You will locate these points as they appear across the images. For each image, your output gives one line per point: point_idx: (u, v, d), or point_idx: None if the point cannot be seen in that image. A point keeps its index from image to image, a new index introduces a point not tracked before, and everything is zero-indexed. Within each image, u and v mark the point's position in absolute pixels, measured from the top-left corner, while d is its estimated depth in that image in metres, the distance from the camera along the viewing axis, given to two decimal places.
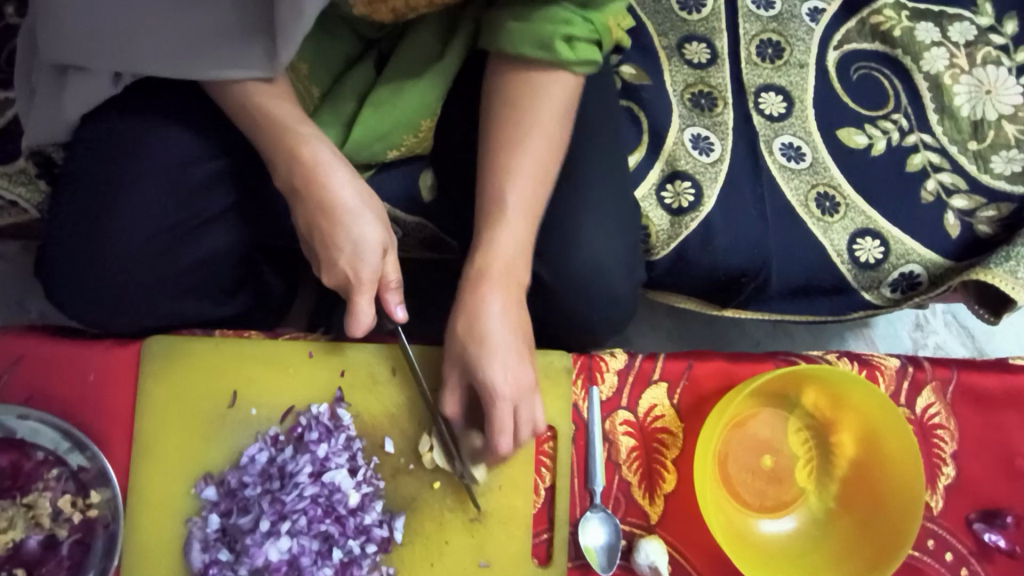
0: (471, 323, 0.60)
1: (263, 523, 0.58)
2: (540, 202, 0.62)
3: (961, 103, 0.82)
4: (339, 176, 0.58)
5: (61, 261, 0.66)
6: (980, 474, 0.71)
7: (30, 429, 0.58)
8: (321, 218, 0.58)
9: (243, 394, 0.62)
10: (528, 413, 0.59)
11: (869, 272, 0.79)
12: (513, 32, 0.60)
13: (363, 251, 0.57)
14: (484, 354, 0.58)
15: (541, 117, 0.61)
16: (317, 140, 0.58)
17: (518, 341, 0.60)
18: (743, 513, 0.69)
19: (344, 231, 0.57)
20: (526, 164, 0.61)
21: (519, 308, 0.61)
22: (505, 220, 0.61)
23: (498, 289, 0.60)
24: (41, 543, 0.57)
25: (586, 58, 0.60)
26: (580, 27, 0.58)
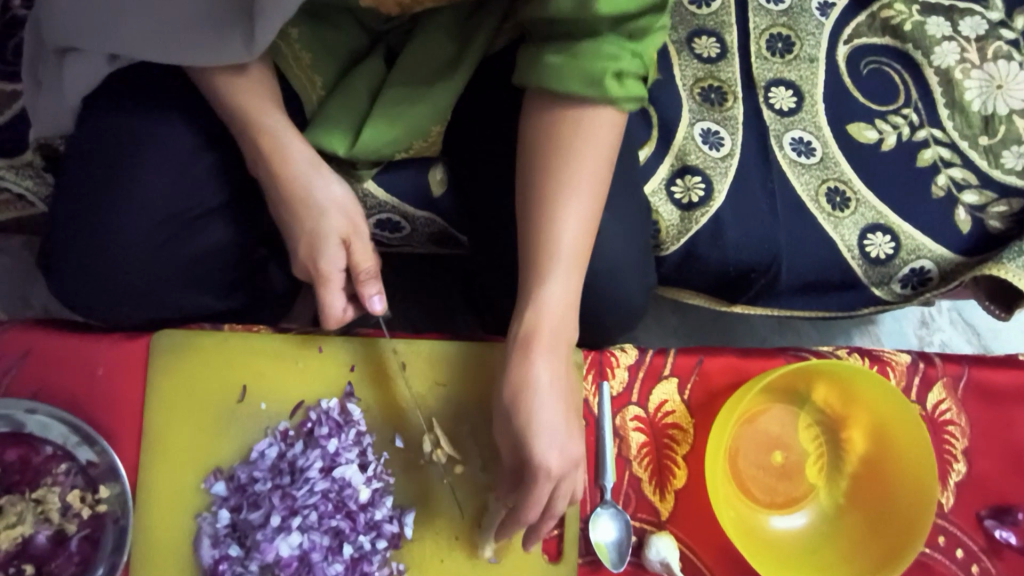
0: (520, 388, 0.56)
1: (274, 519, 0.57)
2: (586, 255, 0.58)
3: (972, 97, 0.82)
4: (301, 169, 0.59)
5: (66, 254, 0.65)
6: (991, 470, 0.70)
7: (39, 423, 0.57)
8: (286, 212, 0.60)
9: (253, 388, 0.62)
10: (569, 486, 0.56)
11: (879, 267, 0.78)
12: (556, 68, 0.56)
13: (322, 240, 0.58)
14: (530, 424, 0.55)
15: (587, 165, 0.57)
16: (283, 130, 0.60)
17: (568, 413, 0.56)
18: (754, 510, 0.69)
19: (307, 222, 0.59)
20: (578, 217, 0.57)
21: (568, 374, 0.57)
22: (551, 273, 0.57)
23: (545, 354, 0.56)
24: (51, 538, 0.57)
25: (633, 94, 0.56)
26: (629, 62, 0.55)
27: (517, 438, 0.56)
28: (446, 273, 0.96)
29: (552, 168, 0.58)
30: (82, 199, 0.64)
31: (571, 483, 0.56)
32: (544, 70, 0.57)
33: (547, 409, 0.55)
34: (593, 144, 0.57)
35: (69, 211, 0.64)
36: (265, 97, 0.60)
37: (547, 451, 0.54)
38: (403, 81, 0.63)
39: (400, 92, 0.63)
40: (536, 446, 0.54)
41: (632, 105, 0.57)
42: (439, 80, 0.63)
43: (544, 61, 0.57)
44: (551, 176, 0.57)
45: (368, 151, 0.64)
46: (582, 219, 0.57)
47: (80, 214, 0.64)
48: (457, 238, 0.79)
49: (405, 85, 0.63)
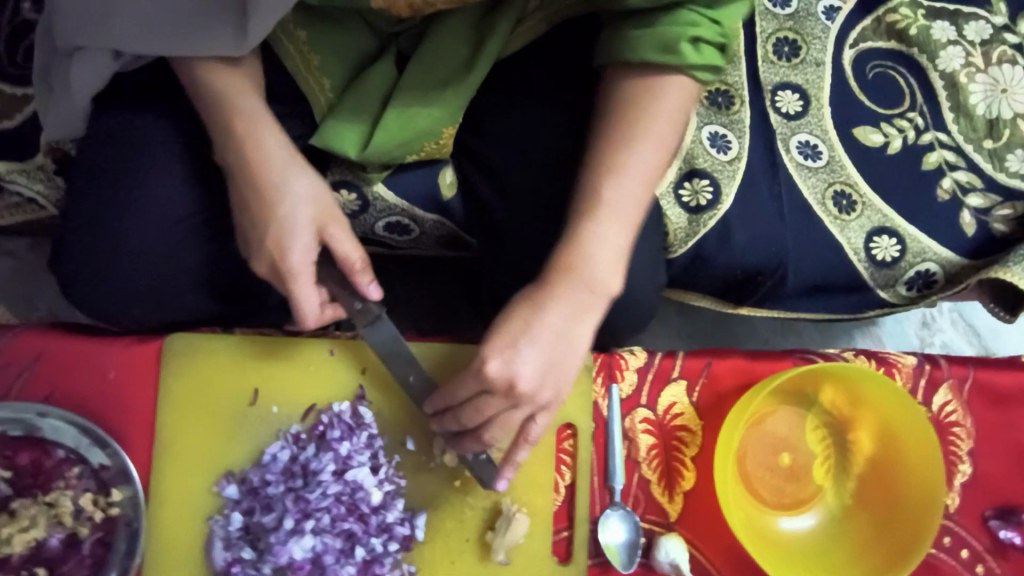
0: (525, 305, 0.56)
1: (287, 521, 0.58)
2: (637, 211, 0.57)
3: (976, 101, 0.82)
4: (277, 161, 0.57)
5: (75, 258, 0.65)
6: (996, 471, 0.71)
7: (50, 426, 0.57)
8: (255, 206, 0.57)
9: (264, 391, 0.62)
10: (516, 416, 0.57)
11: (885, 270, 0.79)
12: (634, 38, 0.57)
13: (292, 232, 0.56)
14: (519, 335, 0.55)
15: (658, 126, 0.57)
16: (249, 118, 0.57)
17: (565, 348, 0.56)
18: (762, 511, 0.69)
19: (273, 216, 0.56)
20: (630, 163, 0.57)
21: (586, 321, 0.56)
22: (593, 214, 0.56)
23: (570, 289, 0.56)
24: (63, 541, 0.57)
25: (708, 62, 0.56)
26: (707, 27, 0.56)
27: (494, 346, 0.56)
28: (451, 275, 0.96)
29: (629, 115, 0.57)
30: (92, 202, 0.64)
31: (514, 416, 0.56)
32: (623, 39, 0.57)
33: (549, 330, 0.55)
34: (669, 109, 0.57)
35: (79, 214, 0.64)
36: (232, 83, 0.58)
37: (520, 363, 0.54)
38: (416, 82, 0.63)
39: (411, 96, 0.63)
40: (500, 350, 0.55)
41: (709, 74, 0.57)
42: (451, 84, 0.63)
43: (624, 36, 0.57)
44: (625, 121, 0.57)
45: (378, 156, 0.65)
46: (641, 176, 0.57)
47: (90, 217, 0.64)
48: (465, 240, 0.79)
49: (417, 89, 0.63)
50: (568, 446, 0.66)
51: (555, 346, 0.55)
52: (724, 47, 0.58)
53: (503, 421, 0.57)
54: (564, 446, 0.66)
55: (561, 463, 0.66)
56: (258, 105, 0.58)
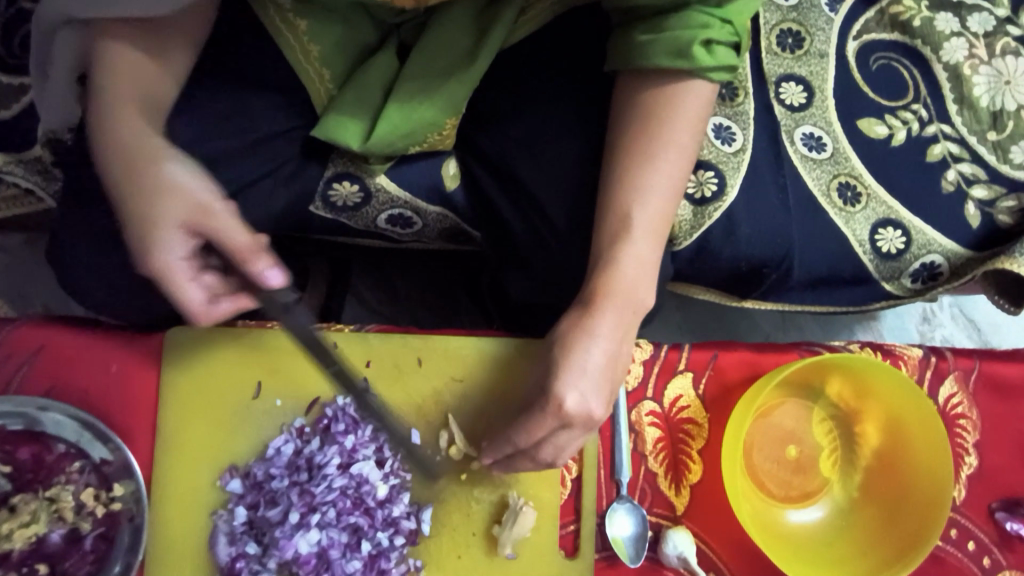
0: (571, 332, 0.56)
1: (292, 516, 0.57)
2: (667, 227, 0.58)
3: (980, 93, 0.82)
4: (156, 156, 0.55)
5: (71, 251, 0.64)
6: (1002, 463, 0.71)
7: (51, 421, 0.56)
8: (140, 204, 0.54)
9: (267, 384, 0.61)
10: (568, 440, 0.56)
11: (890, 262, 0.79)
12: (647, 44, 0.56)
13: (161, 230, 0.54)
14: (571, 365, 0.55)
15: (680, 138, 0.57)
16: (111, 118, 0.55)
17: (614, 369, 0.56)
18: (769, 504, 0.69)
19: (139, 215, 0.54)
20: (656, 181, 0.57)
21: (628, 339, 0.57)
22: (629, 236, 0.56)
23: (611, 311, 0.55)
24: (65, 537, 0.56)
25: (724, 63, 0.56)
26: (720, 28, 0.55)
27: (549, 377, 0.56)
28: (452, 270, 0.96)
29: (650, 130, 0.57)
30: (91, 193, 0.63)
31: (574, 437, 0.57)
32: (635, 47, 0.57)
33: (597, 356, 0.55)
34: (688, 119, 0.57)
35: (77, 205, 0.63)
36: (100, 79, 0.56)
37: (574, 391, 0.54)
38: (419, 73, 0.63)
39: (415, 87, 0.62)
40: (564, 383, 0.54)
41: (724, 74, 0.57)
42: (455, 73, 0.62)
43: (635, 41, 0.57)
44: (648, 137, 0.57)
45: (382, 147, 0.64)
46: (667, 192, 0.57)
47: (88, 209, 0.63)
48: (468, 233, 0.79)
49: (421, 79, 0.63)
50: None
51: (603, 369, 0.55)
52: (738, 46, 0.57)
53: (554, 444, 0.56)
54: None
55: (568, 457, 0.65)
56: (116, 97, 0.55)
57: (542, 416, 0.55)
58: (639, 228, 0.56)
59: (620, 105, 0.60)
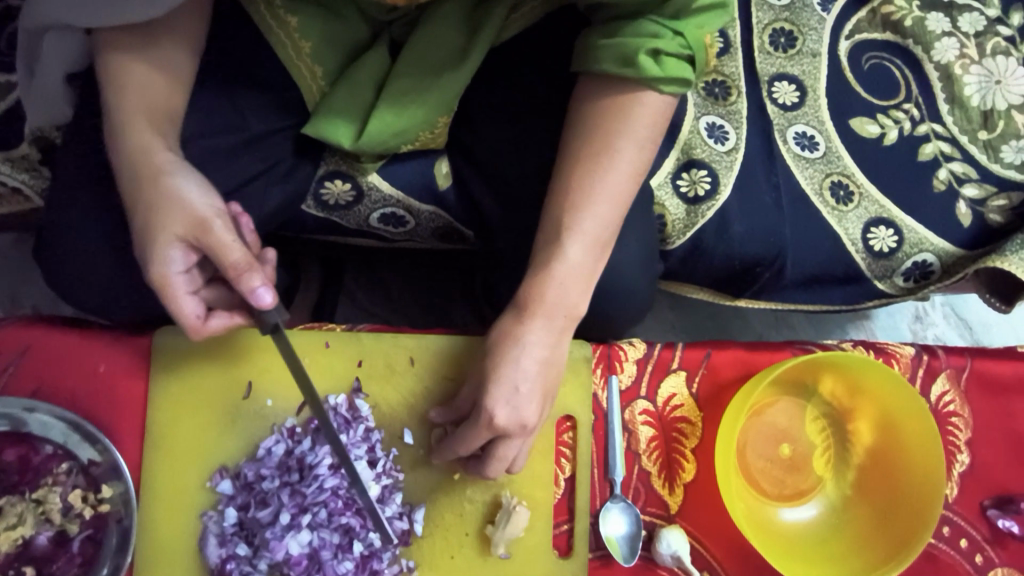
0: (503, 338, 0.57)
1: (284, 516, 0.57)
2: (603, 237, 0.57)
3: (971, 93, 0.82)
4: (162, 166, 0.55)
5: (58, 250, 0.63)
6: (993, 460, 0.71)
7: (38, 422, 0.56)
8: (143, 213, 0.55)
9: (258, 384, 0.61)
10: (507, 450, 0.57)
11: (882, 261, 0.79)
12: (599, 49, 0.56)
13: (158, 244, 0.54)
14: (501, 374, 0.55)
15: (621, 144, 0.56)
16: (118, 131, 0.56)
17: (542, 377, 0.56)
18: (762, 502, 0.69)
19: (142, 227, 0.55)
20: (596, 191, 0.56)
21: (557, 345, 0.57)
22: (562, 242, 0.56)
23: (538, 320, 0.56)
24: (52, 539, 0.55)
25: (674, 75, 0.55)
26: (670, 40, 0.54)
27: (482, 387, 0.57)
28: (446, 270, 0.96)
29: (592, 134, 0.57)
30: (79, 191, 0.62)
31: (512, 450, 0.57)
32: (591, 50, 0.57)
33: (527, 364, 0.56)
34: (636, 128, 0.56)
35: (65, 203, 0.63)
36: (109, 91, 0.56)
37: (502, 402, 0.55)
38: (411, 69, 0.62)
39: (408, 84, 0.62)
40: (493, 395, 0.55)
41: (675, 86, 0.56)
42: (447, 69, 0.62)
43: (592, 44, 0.57)
44: (592, 142, 0.57)
45: (374, 146, 0.64)
46: (608, 199, 0.56)
47: (75, 207, 0.62)
48: (461, 233, 0.79)
49: (413, 77, 0.62)
50: (568, 438, 0.66)
51: (533, 379, 0.56)
52: (692, 59, 0.56)
53: (497, 455, 0.57)
54: (563, 438, 0.66)
55: (561, 455, 0.65)
56: (129, 110, 0.56)
57: (472, 429, 0.56)
58: (574, 239, 0.56)
59: (574, 108, 0.59)
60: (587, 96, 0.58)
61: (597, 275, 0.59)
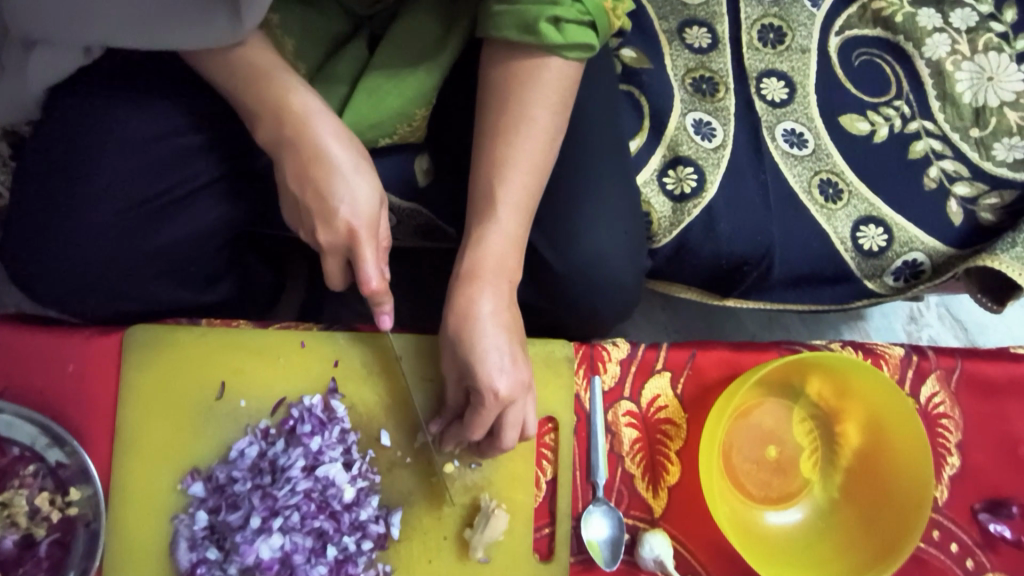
0: (462, 318, 0.56)
1: (254, 520, 0.55)
2: (530, 199, 0.59)
3: (962, 89, 0.81)
4: (329, 125, 0.55)
5: (31, 248, 0.62)
6: (984, 463, 0.70)
7: (4, 423, 0.55)
8: (306, 164, 0.55)
9: (232, 384, 0.60)
10: (519, 415, 0.57)
11: (872, 260, 0.78)
12: (498, 14, 0.56)
13: (361, 203, 0.54)
14: (480, 351, 0.55)
15: (535, 110, 0.58)
16: (307, 91, 0.56)
17: (511, 342, 0.57)
18: (747, 505, 0.68)
19: (337, 187, 0.54)
20: (518, 154, 0.58)
21: (511, 311, 0.58)
22: (494, 214, 0.58)
23: (488, 287, 0.57)
24: (18, 543, 0.54)
25: (576, 42, 0.56)
26: (568, 6, 0.54)
27: (464, 366, 0.56)
28: (433, 269, 0.94)
29: (504, 107, 0.58)
30: (49, 188, 0.61)
31: (518, 412, 0.57)
32: (489, 16, 0.57)
33: (497, 334, 0.56)
34: (545, 91, 0.57)
35: (35, 199, 0.61)
36: (276, 62, 0.56)
37: (496, 373, 0.55)
38: (390, 61, 0.61)
39: (383, 77, 0.61)
40: (484, 373, 0.55)
41: (578, 52, 0.57)
42: (424, 61, 0.61)
43: (489, 10, 0.57)
44: (505, 116, 0.58)
45: None
46: (529, 166, 0.58)
47: (47, 204, 0.61)
48: (444, 230, 0.77)
49: (392, 68, 0.61)
50: (549, 440, 0.64)
51: (509, 344, 0.56)
52: (594, 25, 0.56)
53: (510, 421, 0.56)
54: (546, 440, 0.64)
55: (542, 458, 0.64)
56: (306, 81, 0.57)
57: (477, 408, 0.56)
58: (504, 205, 0.58)
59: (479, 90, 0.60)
60: (485, 77, 0.59)
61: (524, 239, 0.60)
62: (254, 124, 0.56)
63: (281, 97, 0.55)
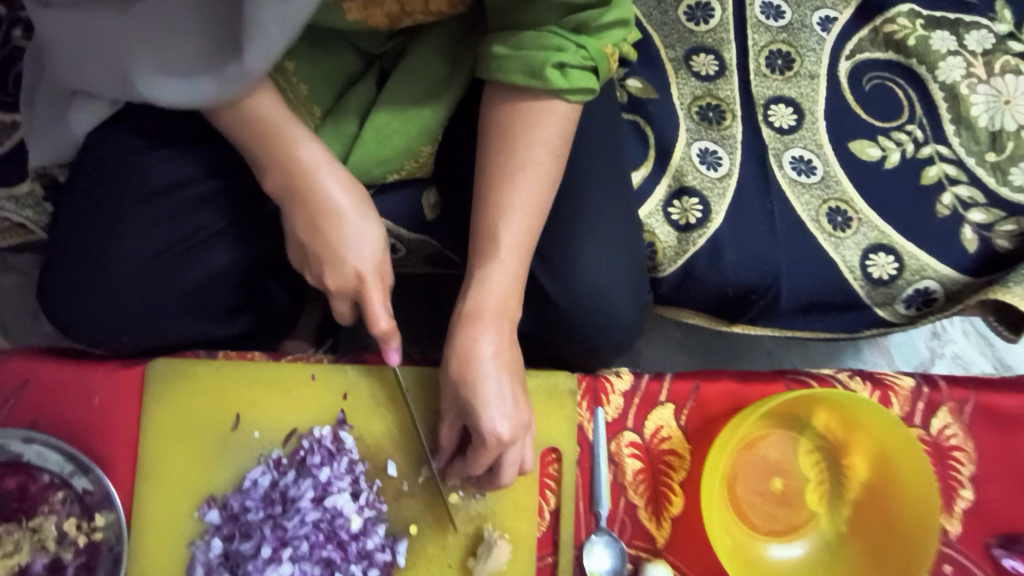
0: (465, 358, 0.58)
1: (265, 549, 0.58)
2: (531, 241, 0.60)
3: (978, 113, 0.80)
4: (330, 177, 0.58)
5: (64, 283, 0.66)
6: (1000, 498, 0.68)
7: (36, 452, 0.58)
8: (315, 219, 0.58)
9: (246, 416, 0.62)
10: (518, 455, 0.58)
11: (882, 288, 0.77)
12: (502, 58, 0.57)
13: (364, 254, 0.57)
14: (482, 391, 0.57)
15: (539, 156, 0.59)
16: (309, 140, 0.58)
17: (512, 383, 0.58)
18: (751, 537, 0.68)
19: (345, 239, 0.57)
20: (519, 199, 0.59)
21: (512, 350, 0.60)
22: (497, 257, 0.59)
23: (490, 329, 0.59)
24: (47, 566, 0.57)
25: (580, 86, 0.57)
26: (573, 52, 0.56)
27: (465, 406, 0.58)
28: (445, 290, 0.96)
29: (508, 150, 0.59)
30: (82, 226, 0.65)
31: (518, 451, 0.58)
32: (494, 60, 0.58)
33: (497, 376, 0.57)
34: (547, 138, 0.59)
35: (70, 236, 0.65)
36: (283, 113, 0.58)
37: (497, 415, 0.56)
38: (397, 99, 0.63)
39: (389, 116, 0.63)
40: (486, 413, 0.56)
41: (582, 96, 0.58)
42: (431, 99, 0.64)
43: (493, 54, 0.58)
44: (509, 159, 0.59)
45: (358, 176, 0.65)
46: (530, 210, 0.59)
47: (79, 241, 0.65)
48: (451, 259, 0.79)
49: (399, 105, 0.63)
50: (553, 470, 0.65)
51: (510, 385, 0.58)
52: (597, 70, 0.58)
53: (510, 460, 0.58)
54: (549, 470, 0.65)
55: (545, 488, 0.65)
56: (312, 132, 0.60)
57: (478, 449, 0.57)
58: (507, 248, 0.59)
59: (480, 129, 0.62)
60: (486, 119, 0.61)
61: (524, 278, 0.62)
62: (262, 174, 0.59)
63: (287, 149, 0.57)
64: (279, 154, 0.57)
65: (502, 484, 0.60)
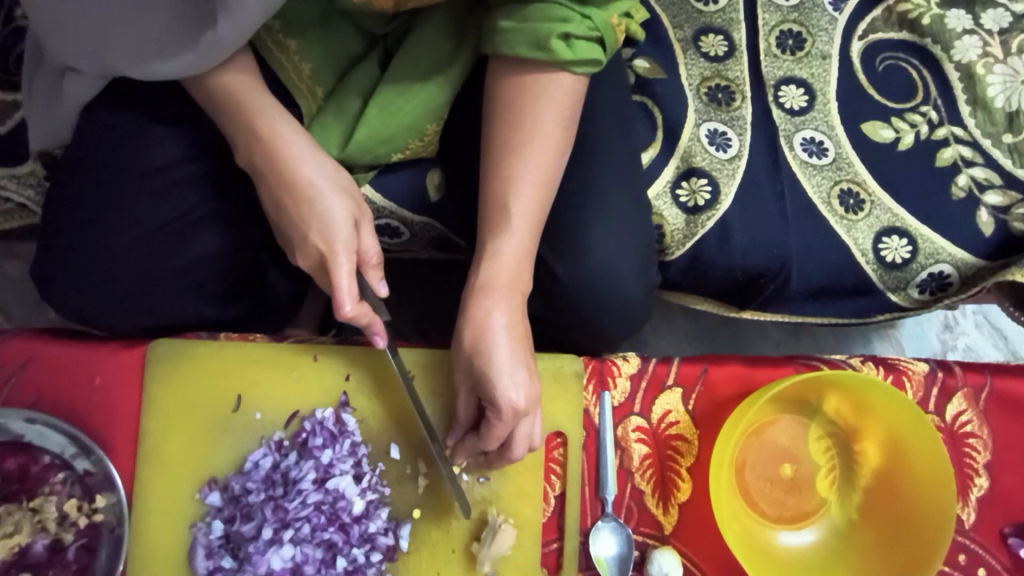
0: (478, 329, 0.57)
1: (266, 531, 0.57)
2: (543, 213, 0.59)
3: (995, 93, 0.78)
4: (300, 150, 0.57)
5: (63, 265, 0.65)
6: (1016, 486, 0.66)
7: (36, 433, 0.58)
8: (286, 196, 0.57)
9: (247, 397, 0.61)
10: (527, 430, 0.57)
11: (895, 272, 0.76)
12: (506, 32, 0.56)
13: (331, 223, 0.56)
14: (495, 363, 0.56)
15: (549, 126, 0.58)
16: (277, 115, 0.58)
17: (525, 355, 0.57)
18: (761, 524, 0.67)
19: (312, 211, 0.56)
20: (530, 170, 0.58)
21: (525, 323, 0.59)
22: (509, 228, 0.58)
23: (502, 301, 0.58)
24: (48, 547, 0.56)
25: (586, 58, 0.56)
26: (577, 23, 0.55)
27: (479, 378, 0.57)
28: (449, 276, 0.95)
29: (517, 122, 0.58)
30: (83, 204, 0.64)
31: (527, 426, 0.57)
32: (499, 32, 0.57)
33: (509, 349, 0.56)
34: (557, 108, 0.58)
35: (69, 218, 0.65)
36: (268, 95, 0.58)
37: (509, 387, 0.55)
38: (401, 75, 0.62)
39: (392, 92, 0.62)
40: (499, 385, 0.55)
41: (588, 68, 0.57)
42: (435, 76, 0.62)
43: (496, 27, 0.57)
44: (518, 132, 0.58)
45: (363, 155, 0.64)
46: (542, 181, 0.59)
47: (80, 221, 0.65)
48: (455, 242, 0.78)
49: (403, 81, 0.62)
50: (558, 455, 0.64)
51: (522, 357, 0.57)
52: (603, 41, 0.57)
53: (521, 433, 0.57)
54: (554, 455, 0.64)
55: (551, 473, 0.64)
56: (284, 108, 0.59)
57: (492, 422, 0.56)
58: (519, 219, 0.58)
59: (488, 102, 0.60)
60: (494, 93, 0.60)
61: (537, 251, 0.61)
62: (237, 153, 0.60)
63: (253, 123, 0.58)
64: (250, 131, 0.58)
65: (513, 460, 0.59)
